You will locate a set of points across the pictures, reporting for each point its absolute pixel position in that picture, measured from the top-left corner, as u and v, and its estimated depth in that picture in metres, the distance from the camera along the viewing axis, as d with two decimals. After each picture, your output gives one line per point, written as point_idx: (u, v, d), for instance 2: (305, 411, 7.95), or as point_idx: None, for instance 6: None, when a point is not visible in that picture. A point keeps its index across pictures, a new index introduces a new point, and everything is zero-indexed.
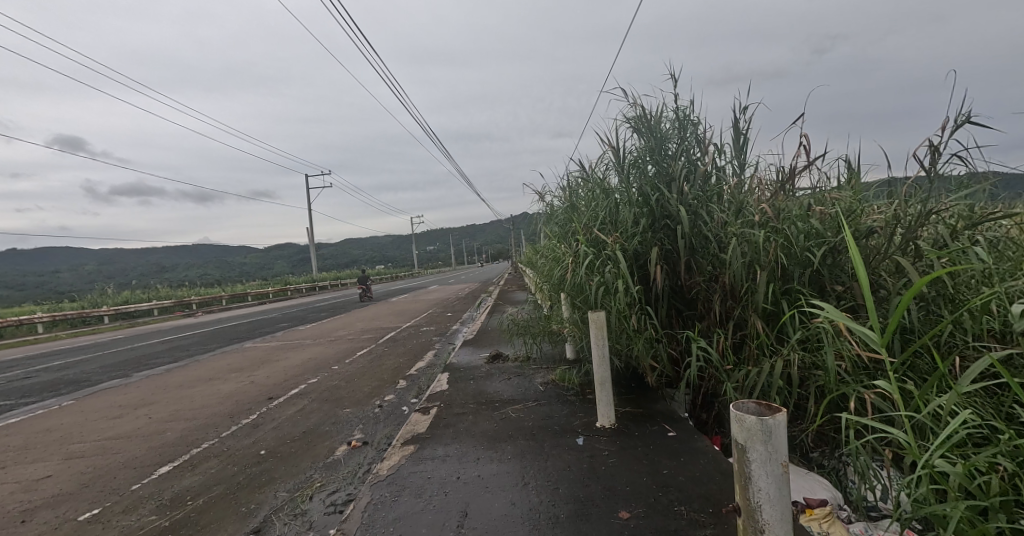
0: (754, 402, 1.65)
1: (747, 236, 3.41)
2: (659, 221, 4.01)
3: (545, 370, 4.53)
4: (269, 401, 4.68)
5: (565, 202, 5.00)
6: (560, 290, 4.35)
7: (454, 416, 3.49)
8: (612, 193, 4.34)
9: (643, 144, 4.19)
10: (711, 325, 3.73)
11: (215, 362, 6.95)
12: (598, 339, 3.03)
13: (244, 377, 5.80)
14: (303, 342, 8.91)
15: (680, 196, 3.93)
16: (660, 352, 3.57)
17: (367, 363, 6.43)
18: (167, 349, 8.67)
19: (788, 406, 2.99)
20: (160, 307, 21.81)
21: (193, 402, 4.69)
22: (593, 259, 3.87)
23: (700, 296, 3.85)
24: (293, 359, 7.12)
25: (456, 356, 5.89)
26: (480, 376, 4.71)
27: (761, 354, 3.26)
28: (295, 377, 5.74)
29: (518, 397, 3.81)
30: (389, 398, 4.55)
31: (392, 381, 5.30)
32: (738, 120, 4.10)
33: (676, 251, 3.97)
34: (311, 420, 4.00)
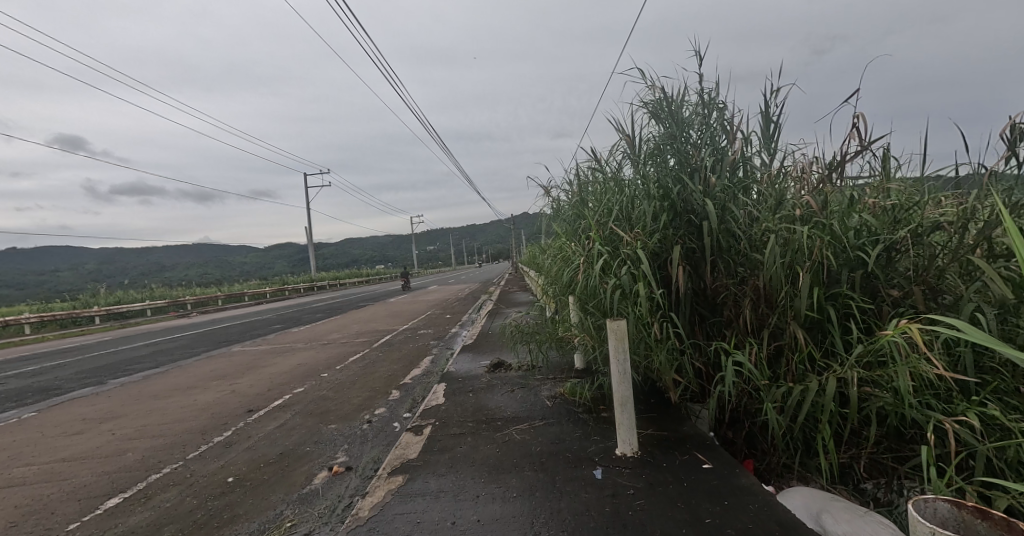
0: (948, 517, 1.48)
1: (786, 234, 3.00)
2: (681, 218, 3.61)
3: (552, 382, 4.11)
4: (248, 414, 4.25)
5: (573, 197, 4.57)
6: (569, 293, 3.93)
7: (450, 438, 3.07)
8: (627, 186, 3.93)
9: (663, 132, 3.78)
10: (741, 334, 3.33)
11: (197, 369, 6.52)
12: (618, 352, 2.60)
13: (225, 386, 5.37)
14: (294, 346, 8.48)
15: (706, 190, 3.52)
16: (687, 364, 3.16)
17: (359, 371, 6.00)
18: (151, 353, 8.25)
19: (840, 430, 2.57)
20: (153, 307, 21.42)
21: (163, 416, 4.26)
22: (609, 259, 3.45)
23: (728, 301, 3.45)
24: (281, 365, 6.70)
25: (454, 363, 5.48)
26: (480, 388, 4.29)
27: (805, 368, 2.84)
28: (279, 386, 5.31)
29: (523, 415, 3.39)
30: (380, 413, 4.13)
31: (385, 391, 4.89)
32: (767, 106, 3.70)
33: (700, 251, 3.57)
34: (291, 438, 3.57)
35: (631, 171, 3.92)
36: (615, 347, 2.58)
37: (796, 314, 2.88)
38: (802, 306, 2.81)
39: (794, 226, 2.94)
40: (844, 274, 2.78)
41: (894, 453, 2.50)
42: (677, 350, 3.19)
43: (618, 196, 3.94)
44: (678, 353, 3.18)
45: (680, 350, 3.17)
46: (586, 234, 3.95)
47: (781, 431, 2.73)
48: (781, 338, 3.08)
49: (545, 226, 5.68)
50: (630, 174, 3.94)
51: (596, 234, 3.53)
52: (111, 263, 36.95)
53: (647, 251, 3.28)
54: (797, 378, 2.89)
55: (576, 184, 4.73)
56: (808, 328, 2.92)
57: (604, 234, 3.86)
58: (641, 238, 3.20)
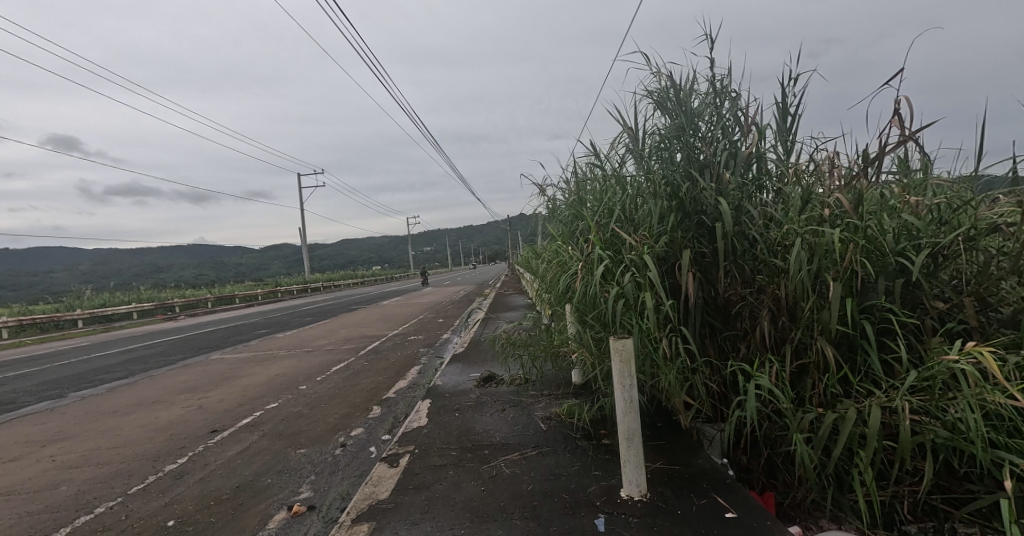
0: None
1: (814, 238, 2.63)
2: (690, 218, 3.24)
3: (547, 400, 3.74)
4: (210, 435, 3.84)
5: (570, 197, 4.20)
6: (566, 302, 3.55)
7: (429, 471, 2.68)
8: (630, 184, 3.55)
9: (670, 123, 3.42)
10: (759, 349, 2.95)
11: (167, 380, 6.10)
12: (624, 376, 2.21)
13: (193, 401, 4.95)
14: (277, 353, 8.07)
15: (719, 188, 3.15)
16: (699, 384, 2.78)
17: (340, 383, 5.60)
18: (124, 361, 7.82)
19: (882, 466, 2.20)
20: (140, 310, 20.92)
21: (116, 437, 3.84)
22: (611, 264, 3.07)
23: (743, 312, 3.07)
24: (259, 376, 6.29)
25: (442, 375, 5.09)
26: (468, 406, 3.90)
27: (836, 391, 2.47)
28: (252, 401, 4.91)
29: (514, 442, 3.00)
30: (356, 434, 3.74)
31: (365, 408, 4.50)
32: (785, 95, 3.33)
33: (711, 256, 3.20)
34: (252, 467, 3.17)
35: (635, 167, 3.55)
36: (620, 371, 2.20)
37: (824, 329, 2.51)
38: (833, 320, 2.44)
39: (822, 227, 2.57)
40: (882, 283, 2.42)
41: (946, 495, 2.13)
42: (688, 368, 2.81)
43: (621, 195, 3.57)
44: (690, 371, 2.80)
45: (692, 368, 2.79)
46: (585, 237, 3.58)
47: (812, 466, 2.35)
48: (806, 355, 2.71)
49: (540, 228, 5.29)
50: (634, 170, 3.57)
51: (596, 236, 3.14)
52: (101, 264, 36.35)
53: (654, 255, 2.91)
54: (827, 403, 2.53)
55: (574, 182, 4.36)
56: (839, 344, 2.56)
57: (605, 236, 3.48)
58: (651, 242, 2.83)
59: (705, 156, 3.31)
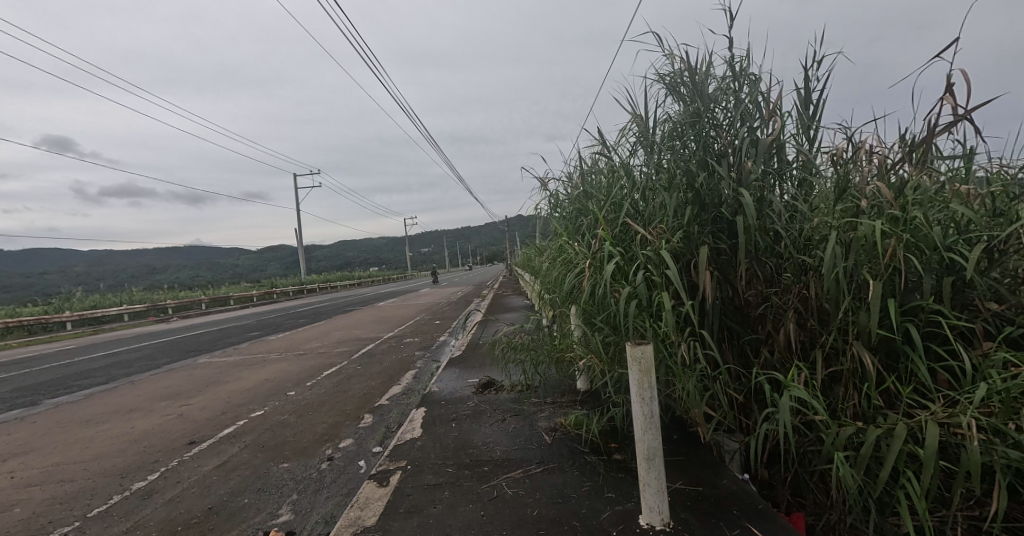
0: None
1: (850, 231, 2.37)
2: (706, 212, 2.98)
3: (551, 408, 3.48)
4: (187, 447, 3.55)
5: (573, 191, 3.93)
6: (571, 303, 3.29)
7: (422, 492, 2.40)
8: (641, 177, 3.30)
9: (683, 109, 3.16)
10: (785, 355, 2.70)
11: (149, 386, 5.79)
12: (643, 387, 1.94)
13: (173, 409, 4.66)
14: (267, 356, 7.77)
15: (739, 178, 2.90)
16: (721, 395, 2.52)
17: (330, 388, 5.32)
18: (107, 365, 7.50)
19: (936, 489, 1.93)
20: (130, 311, 20.55)
21: (85, 450, 3.55)
22: (622, 261, 2.80)
23: (766, 314, 2.82)
24: (246, 381, 5.99)
25: (439, 381, 4.83)
26: (465, 414, 3.64)
27: (877, 402, 2.22)
28: (236, 408, 4.62)
29: (516, 457, 2.72)
30: (345, 446, 3.46)
31: (356, 416, 4.23)
32: (808, 78, 3.07)
33: (731, 253, 2.94)
34: (229, 484, 2.89)
35: (645, 158, 3.29)
36: (639, 382, 1.93)
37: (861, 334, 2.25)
38: (874, 323, 2.18)
39: (859, 219, 2.31)
40: (928, 282, 2.16)
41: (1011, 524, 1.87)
42: (708, 376, 2.55)
43: (630, 187, 3.30)
44: (710, 379, 2.54)
45: (713, 376, 2.53)
46: (592, 232, 3.31)
47: (854, 487, 2.08)
48: (840, 362, 2.45)
49: (541, 225, 5.04)
50: (643, 161, 3.31)
51: (605, 232, 2.88)
52: (94, 265, 35.90)
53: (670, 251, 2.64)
54: (865, 415, 2.27)
55: (578, 176, 4.09)
56: (878, 350, 2.30)
57: (613, 232, 3.22)
58: (668, 237, 2.57)
59: (722, 145, 3.05)
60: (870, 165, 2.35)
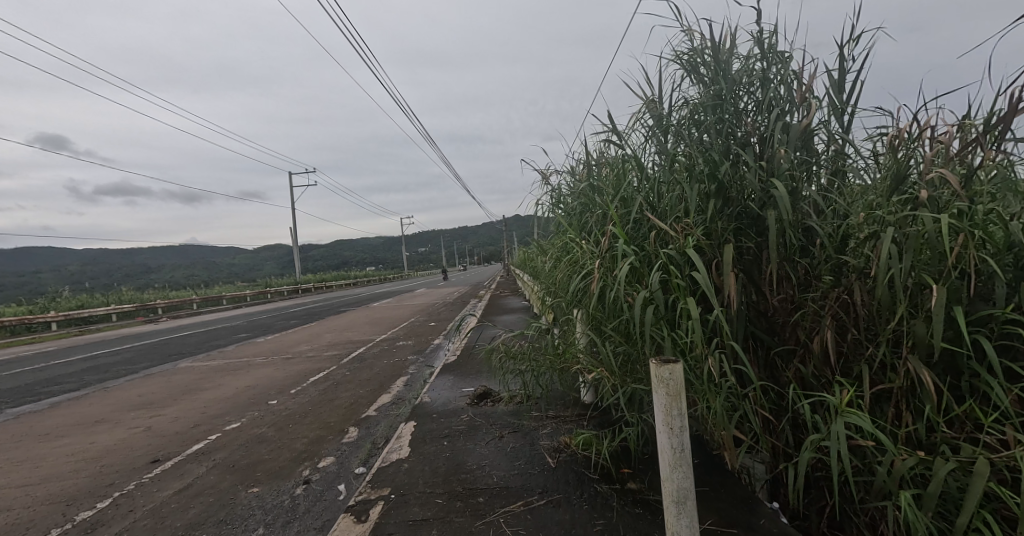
0: None
1: (906, 228, 2.05)
2: (731, 206, 2.66)
3: (554, 424, 3.14)
4: (149, 467, 3.19)
5: (578, 184, 3.60)
6: (578, 307, 2.94)
7: (407, 531, 2.04)
8: (655, 168, 2.97)
9: (705, 91, 2.84)
10: (822, 369, 2.37)
11: (120, 394, 5.40)
12: (671, 413, 1.60)
13: (142, 420, 4.28)
14: (251, 360, 7.37)
15: (769, 168, 2.57)
16: (752, 416, 2.19)
17: (315, 397, 4.96)
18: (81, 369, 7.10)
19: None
20: (117, 312, 20.07)
21: (35, 470, 3.18)
22: (638, 262, 2.47)
23: (799, 323, 2.49)
24: (226, 387, 5.62)
25: (432, 390, 4.48)
26: (459, 430, 3.29)
27: (940, 428, 1.89)
28: (211, 419, 4.25)
29: (515, 486, 2.38)
30: (326, 466, 3.11)
31: (341, 429, 3.88)
32: (843, 59, 2.75)
33: (759, 253, 2.61)
34: (189, 514, 2.53)
35: (659, 147, 2.96)
36: (668, 406, 1.58)
37: (920, 347, 1.92)
38: (939, 335, 1.85)
39: (918, 214, 1.99)
40: (1001, 286, 1.84)
41: None
42: (736, 394, 2.21)
43: (644, 179, 2.97)
44: (739, 398, 2.21)
45: (743, 393, 2.20)
46: (601, 229, 2.98)
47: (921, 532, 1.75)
48: (888, 378, 2.13)
49: (542, 222, 4.70)
50: (658, 149, 2.98)
51: (618, 228, 2.54)
52: (84, 264, 35.32)
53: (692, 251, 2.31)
54: (923, 443, 1.94)
55: (584, 170, 3.76)
56: (936, 367, 1.98)
57: (625, 228, 2.88)
58: (691, 234, 2.24)
59: (746, 131, 2.73)
60: (928, 150, 2.03)
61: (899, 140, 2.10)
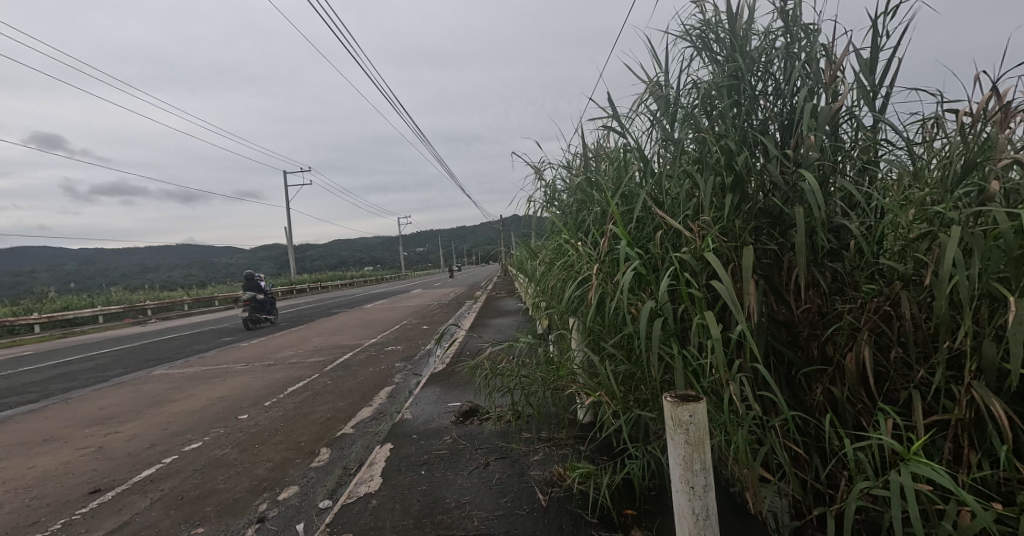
0: None
1: (972, 226, 1.67)
2: (751, 202, 2.28)
3: (547, 450, 2.77)
4: (86, 499, 2.81)
5: (575, 179, 3.22)
6: (574, 318, 2.57)
7: None
8: (660, 160, 2.59)
9: (718, 69, 2.46)
10: (861, 395, 1.99)
11: (81, 407, 5.02)
12: (691, 467, 1.23)
13: (95, 439, 3.91)
14: (231, 367, 6.99)
15: (795, 156, 2.19)
16: (782, 453, 1.79)
17: (290, 410, 4.57)
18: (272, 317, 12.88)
19: None
20: (105, 313, 19.69)
21: None
22: (643, 267, 2.09)
23: (832, 339, 2.11)
24: (196, 399, 5.24)
25: (415, 405, 4.10)
26: (440, 455, 2.92)
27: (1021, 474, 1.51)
28: (171, 438, 3.87)
29: (498, 532, 2.01)
30: (286, 499, 2.73)
31: (312, 450, 3.49)
32: (878, 34, 2.37)
33: (783, 257, 2.23)
34: None
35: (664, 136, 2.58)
36: (687, 459, 1.21)
37: (989, 371, 1.55)
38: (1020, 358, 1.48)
39: (991, 208, 1.61)
40: None
41: None
42: (762, 426, 1.82)
43: (648, 172, 2.59)
44: (765, 430, 1.81)
45: (771, 424, 1.80)
46: (600, 228, 2.60)
47: None
48: (946, 409, 1.75)
49: (536, 221, 4.33)
50: (663, 139, 2.60)
51: (620, 225, 2.15)
52: (75, 264, 34.85)
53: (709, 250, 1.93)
54: (995, 490, 1.57)
55: (582, 164, 3.39)
56: (1010, 397, 1.60)
57: (628, 227, 2.50)
58: (708, 230, 1.85)
59: (766, 116, 2.35)
60: (1001, 131, 1.65)
61: (961, 120, 1.71)
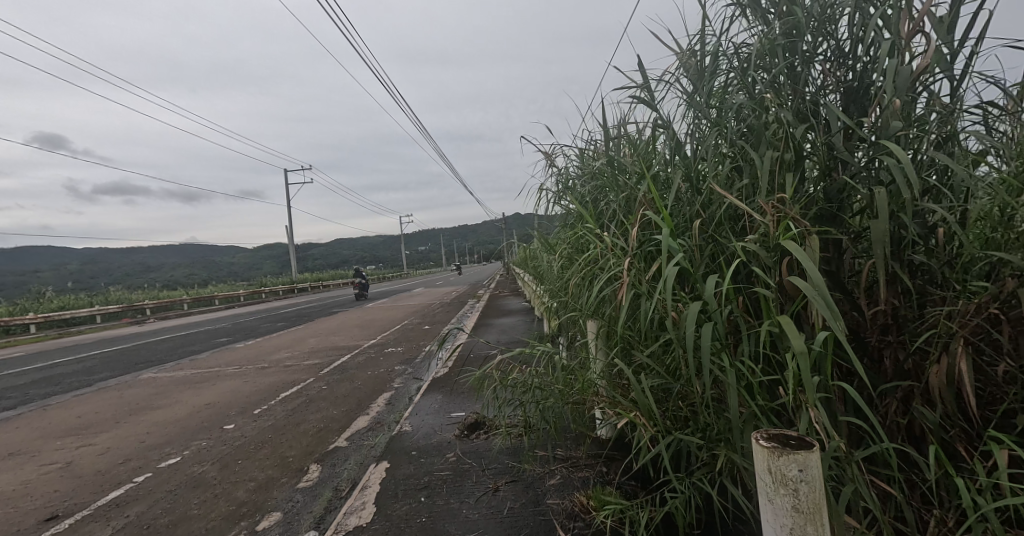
0: None
1: None
2: (812, 184, 1.89)
3: (566, 473, 2.41)
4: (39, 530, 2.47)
5: (595, 164, 2.84)
6: (597, 323, 2.19)
7: None
8: (695, 140, 2.20)
9: (768, 29, 2.06)
10: (960, 420, 1.59)
11: (58, 416, 4.70)
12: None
13: (65, 453, 3.58)
14: (222, 370, 6.66)
15: (870, 127, 1.79)
16: (870, 496, 1.40)
17: (280, 418, 4.22)
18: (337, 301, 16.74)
19: None
20: (103, 313, 19.48)
21: None
22: (686, 263, 1.70)
23: (916, 350, 1.72)
24: (181, 406, 4.90)
25: (414, 415, 3.72)
26: (441, 476, 2.56)
27: None
28: (147, 452, 3.53)
29: None
30: (265, 529, 2.37)
31: (299, 467, 3.13)
32: None
33: (854, 250, 1.84)
34: None
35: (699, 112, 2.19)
36: (799, 534, 0.91)
37: None
38: None
39: None
40: None
41: None
42: (842, 460, 1.43)
43: (682, 153, 2.21)
44: (846, 466, 1.42)
45: (856, 460, 1.41)
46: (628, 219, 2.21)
47: None
48: None
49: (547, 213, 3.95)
50: (697, 116, 2.22)
51: (664, 213, 1.76)
52: (75, 263, 34.65)
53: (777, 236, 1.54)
54: None
55: (601, 148, 3.01)
56: None
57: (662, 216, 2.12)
58: (778, 210, 1.45)
59: (826, 83, 1.96)
60: None
61: None
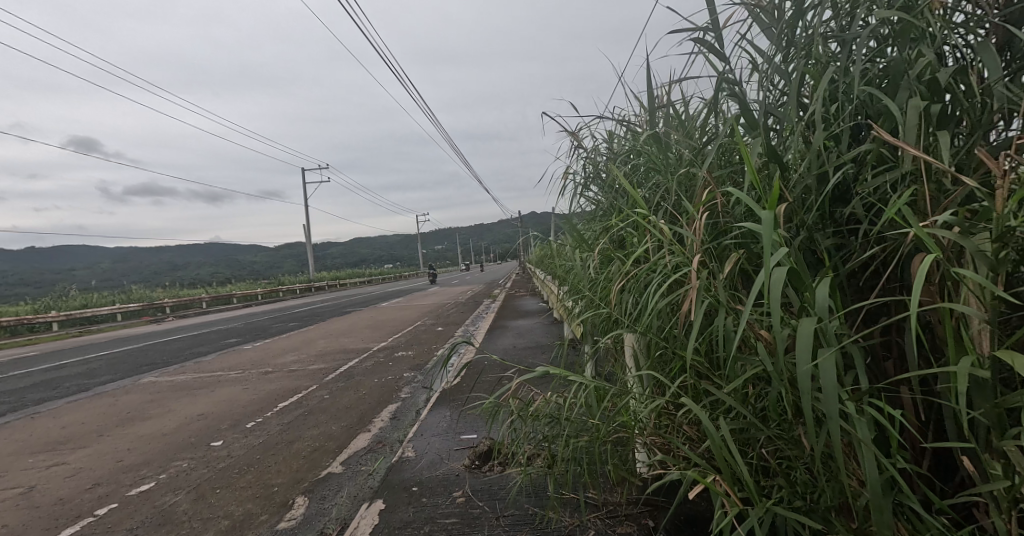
0: None
1: None
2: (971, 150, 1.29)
3: (602, 528, 1.88)
4: None
5: (634, 143, 2.31)
6: (649, 345, 1.66)
7: None
8: (772, 109, 1.68)
9: None
10: None
11: (42, 427, 4.36)
12: None
13: (33, 475, 3.21)
14: (224, 375, 6.31)
15: None
16: None
17: (273, 434, 3.80)
18: None
19: None
20: (123, 311, 19.65)
21: None
22: (793, 262, 1.13)
23: None
24: (173, 416, 4.53)
25: (419, 436, 3.25)
26: (446, 527, 2.07)
27: None
28: (120, 476, 3.13)
29: None
30: None
31: (283, 500, 2.68)
32: None
33: None
34: None
35: (778, 73, 1.67)
36: None
37: None
38: None
39: None
40: None
41: None
42: None
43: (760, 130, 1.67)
44: None
45: None
46: (691, 212, 1.67)
47: None
48: None
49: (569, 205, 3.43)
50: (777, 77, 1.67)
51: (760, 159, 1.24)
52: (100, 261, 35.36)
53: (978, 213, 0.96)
54: None
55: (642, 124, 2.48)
56: None
57: (738, 207, 1.57)
58: (992, 161, 0.90)
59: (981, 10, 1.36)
60: None
61: None
